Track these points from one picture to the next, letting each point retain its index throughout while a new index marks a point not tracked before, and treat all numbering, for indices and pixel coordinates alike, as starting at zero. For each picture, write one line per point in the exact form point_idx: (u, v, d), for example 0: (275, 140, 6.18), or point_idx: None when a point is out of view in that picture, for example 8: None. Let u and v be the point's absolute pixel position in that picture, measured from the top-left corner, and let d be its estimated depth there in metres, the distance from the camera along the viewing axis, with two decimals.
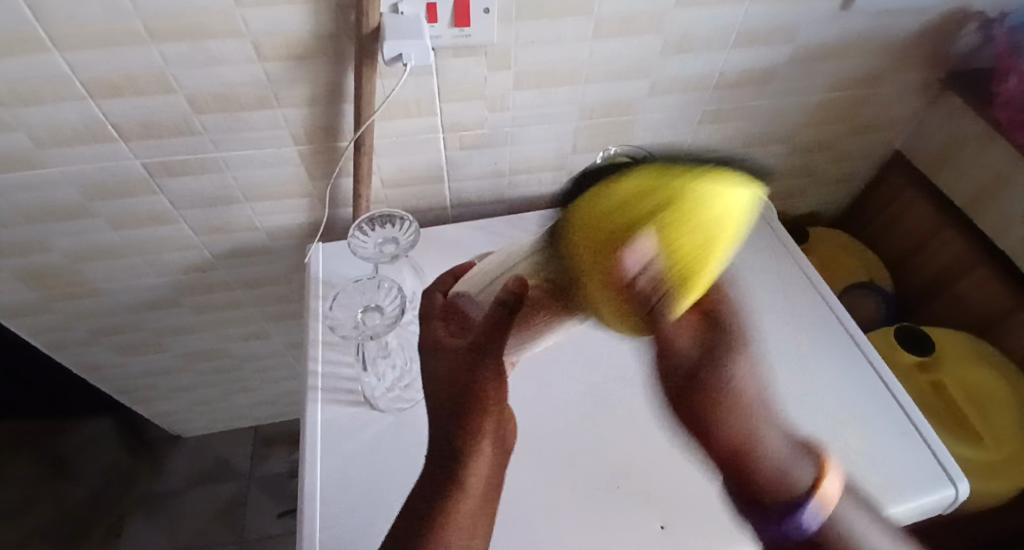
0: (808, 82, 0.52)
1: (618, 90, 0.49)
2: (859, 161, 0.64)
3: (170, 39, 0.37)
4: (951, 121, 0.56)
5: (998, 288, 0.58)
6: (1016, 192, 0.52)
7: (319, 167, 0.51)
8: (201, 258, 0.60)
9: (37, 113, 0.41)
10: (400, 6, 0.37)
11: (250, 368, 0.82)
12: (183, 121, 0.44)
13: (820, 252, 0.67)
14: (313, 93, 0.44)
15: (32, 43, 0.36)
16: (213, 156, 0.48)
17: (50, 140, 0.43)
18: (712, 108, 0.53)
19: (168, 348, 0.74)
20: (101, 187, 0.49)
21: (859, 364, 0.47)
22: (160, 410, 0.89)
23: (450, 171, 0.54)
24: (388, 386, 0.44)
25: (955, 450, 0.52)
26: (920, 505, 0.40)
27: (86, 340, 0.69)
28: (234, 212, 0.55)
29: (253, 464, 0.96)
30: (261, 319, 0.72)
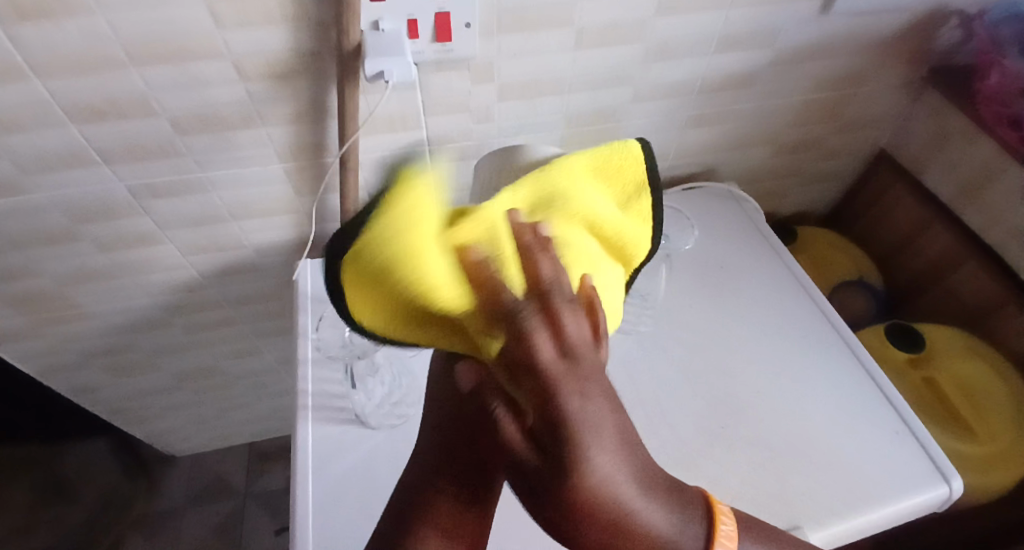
0: (789, 84, 0.72)
1: (610, 57, 0.61)
2: (846, 158, 0.90)
3: (230, 28, 0.50)
4: (933, 115, 0.79)
5: (989, 279, 0.78)
6: (1000, 184, 0.72)
7: (307, 105, 0.59)
8: (219, 210, 0.71)
9: (227, 174, 0.66)
10: (380, 24, 0.50)
11: (233, 371, 1.09)
12: (226, 82, 0.55)
13: (810, 250, 0.93)
14: (300, 55, 0.54)
15: (89, 17, 0.47)
16: (242, 95, 0.57)
17: (224, 186, 0.68)
18: (696, 113, 0.72)
19: (161, 368, 1.03)
20: (227, 154, 0.63)
21: (860, 384, 0.64)
22: (158, 428, 1.23)
23: (424, 93, 0.59)
24: (379, 402, 0.59)
25: (954, 444, 0.72)
26: (926, 500, 0.56)
27: (167, 318, 0.91)
28: (268, 132, 0.62)
29: (251, 482, 1.34)
30: (257, 286, 0.87)
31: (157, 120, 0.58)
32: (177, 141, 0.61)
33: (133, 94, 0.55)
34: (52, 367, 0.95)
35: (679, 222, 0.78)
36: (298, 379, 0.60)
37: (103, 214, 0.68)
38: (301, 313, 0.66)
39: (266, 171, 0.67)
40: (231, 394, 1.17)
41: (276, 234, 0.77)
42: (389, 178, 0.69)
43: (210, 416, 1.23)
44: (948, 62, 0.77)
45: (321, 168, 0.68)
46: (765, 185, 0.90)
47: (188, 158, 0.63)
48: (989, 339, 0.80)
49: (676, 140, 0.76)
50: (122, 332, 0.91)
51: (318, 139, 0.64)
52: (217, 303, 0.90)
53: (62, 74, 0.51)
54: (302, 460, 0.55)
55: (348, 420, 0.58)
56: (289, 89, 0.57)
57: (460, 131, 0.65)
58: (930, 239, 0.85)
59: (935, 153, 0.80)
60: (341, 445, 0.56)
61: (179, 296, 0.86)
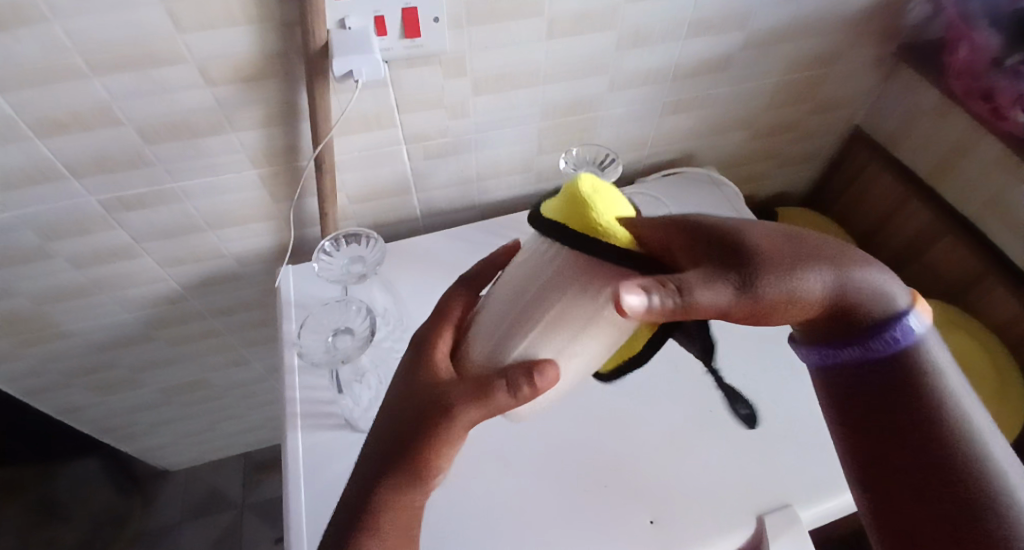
0: (763, 66, 0.73)
1: (584, 45, 0.60)
2: (822, 137, 0.90)
3: (192, 32, 0.49)
4: (907, 91, 0.80)
5: (966, 251, 0.79)
6: (974, 156, 0.73)
7: (278, 108, 0.58)
8: (195, 219, 0.70)
9: (201, 182, 0.65)
10: (346, 22, 0.49)
11: (220, 382, 1.08)
12: (192, 87, 0.54)
13: (792, 232, 0.94)
14: (267, 57, 0.53)
15: (44, 25, 0.45)
16: (210, 101, 0.56)
17: (199, 194, 0.66)
18: (673, 99, 0.72)
19: (147, 383, 1.02)
20: (198, 161, 0.62)
21: None
22: (147, 445, 1.21)
23: (397, 91, 0.58)
24: (365, 406, 0.57)
25: None
26: None
27: (149, 333, 0.90)
28: (240, 138, 0.61)
29: (246, 493, 1.32)
30: (239, 296, 0.86)
31: (123, 130, 0.56)
32: (146, 150, 0.59)
33: (97, 105, 0.53)
34: (34, 388, 0.93)
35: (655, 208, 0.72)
36: (284, 386, 0.59)
37: (74, 230, 0.66)
38: (282, 320, 0.64)
39: (240, 178, 0.65)
40: (220, 406, 1.15)
41: (255, 241, 0.76)
42: (366, 178, 0.68)
43: (200, 429, 1.22)
44: (919, 36, 0.77)
45: (296, 171, 0.67)
46: (745, 168, 0.90)
47: (158, 168, 0.62)
48: (970, 309, 0.81)
49: (654, 127, 0.76)
50: (105, 349, 0.90)
51: (291, 142, 0.63)
52: (200, 314, 0.88)
53: (21, 87, 0.49)
54: (292, 466, 0.54)
55: (337, 426, 0.57)
56: (259, 92, 0.56)
57: (436, 128, 0.64)
58: (908, 215, 0.86)
59: (909, 128, 0.81)
60: (330, 450, 0.55)
61: (160, 309, 0.85)
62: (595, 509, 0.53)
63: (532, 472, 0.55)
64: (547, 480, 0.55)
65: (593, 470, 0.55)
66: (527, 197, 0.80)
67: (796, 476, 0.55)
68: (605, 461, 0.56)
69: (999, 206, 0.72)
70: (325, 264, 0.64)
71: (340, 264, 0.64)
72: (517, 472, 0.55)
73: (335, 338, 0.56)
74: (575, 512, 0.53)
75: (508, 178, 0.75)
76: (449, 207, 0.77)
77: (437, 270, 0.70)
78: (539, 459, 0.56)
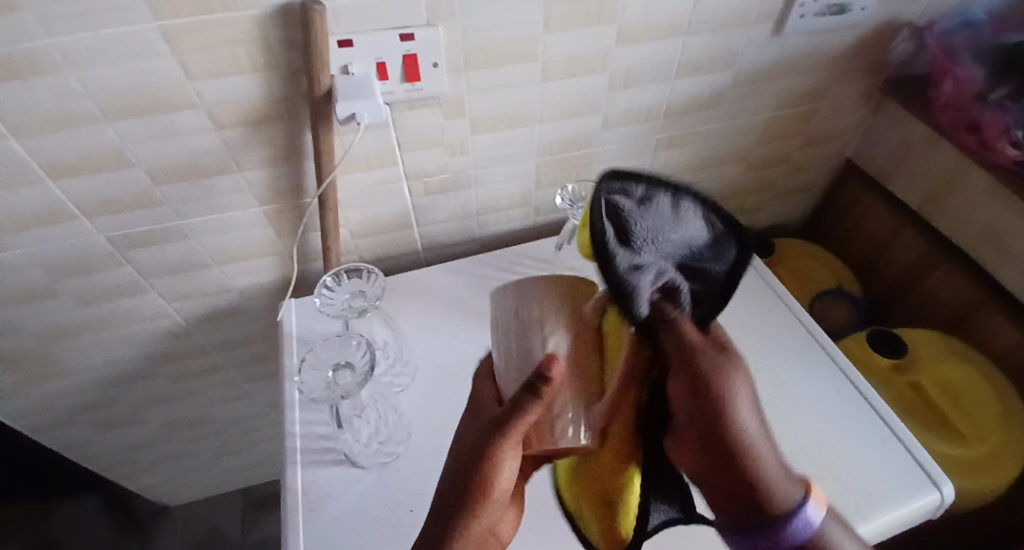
0: (754, 102, 0.75)
1: (578, 86, 0.63)
2: (814, 170, 0.92)
3: (204, 79, 0.51)
4: (895, 123, 0.82)
5: (963, 279, 0.80)
6: (964, 186, 0.75)
7: (285, 147, 0.60)
8: (199, 256, 0.71)
9: (208, 220, 0.67)
10: (350, 68, 0.51)
11: (221, 417, 1.07)
12: (201, 130, 0.56)
13: (789, 263, 0.95)
14: (274, 101, 0.55)
15: (60, 74, 0.48)
16: (218, 143, 0.58)
17: (204, 232, 0.68)
18: (667, 135, 0.74)
19: (148, 419, 1.01)
20: (204, 200, 0.64)
21: (846, 391, 0.64)
22: (146, 482, 1.20)
23: (398, 131, 0.60)
24: (362, 443, 0.56)
25: (948, 450, 0.71)
26: (918, 505, 0.55)
27: (152, 369, 0.90)
28: (247, 178, 0.63)
29: (245, 532, 1.30)
30: (242, 331, 0.87)
31: (134, 172, 0.58)
32: (155, 191, 0.61)
33: (110, 148, 0.55)
34: (34, 424, 0.93)
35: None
36: (284, 422, 0.60)
37: (82, 267, 0.68)
38: (285, 355, 0.65)
39: (245, 216, 0.67)
40: (220, 441, 1.15)
41: (258, 276, 0.77)
42: (369, 213, 0.70)
43: (200, 465, 1.20)
44: (904, 72, 0.80)
45: (300, 209, 0.68)
46: (741, 199, 0.92)
47: (166, 207, 0.64)
48: (972, 337, 0.81)
49: (649, 162, 0.78)
50: (108, 385, 0.90)
51: (296, 181, 0.64)
52: (203, 349, 0.89)
53: (39, 133, 0.52)
54: (289, 505, 0.54)
55: (335, 463, 0.57)
56: (266, 133, 0.58)
57: (435, 166, 0.66)
58: (904, 244, 0.87)
59: (900, 160, 0.83)
60: (327, 488, 0.55)
61: (164, 345, 0.86)
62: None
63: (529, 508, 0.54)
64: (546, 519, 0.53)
65: None
66: (526, 231, 0.82)
67: None
68: None
69: (993, 234, 0.73)
70: (327, 299, 0.64)
71: (342, 300, 0.64)
72: None
73: (335, 373, 0.55)
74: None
75: (507, 213, 0.77)
76: (451, 241, 0.79)
77: (436, 303, 0.71)
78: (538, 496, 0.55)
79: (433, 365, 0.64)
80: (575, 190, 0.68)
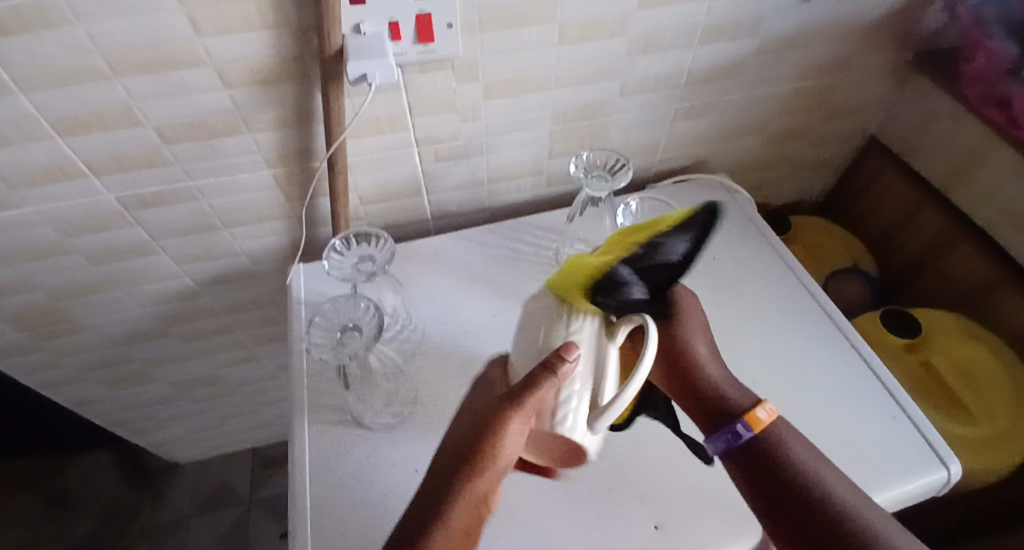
0: (776, 73, 0.72)
1: (595, 51, 0.61)
2: (834, 145, 0.90)
3: (213, 35, 0.50)
4: (922, 98, 0.79)
5: (981, 261, 0.78)
6: (990, 165, 0.72)
7: (295, 108, 0.59)
8: (209, 218, 0.71)
9: (217, 181, 0.66)
10: (361, 27, 0.50)
11: (231, 378, 1.09)
12: (211, 89, 0.55)
13: (804, 239, 0.94)
14: (283, 59, 0.54)
15: (67, 26, 0.47)
16: (227, 102, 0.57)
17: (213, 193, 0.67)
18: (685, 105, 0.72)
19: (160, 377, 1.03)
20: (213, 160, 0.63)
21: (857, 368, 0.64)
22: (158, 438, 1.23)
23: (410, 94, 0.59)
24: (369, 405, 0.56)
25: (954, 430, 0.72)
26: (925, 483, 0.56)
27: (162, 330, 0.91)
28: (257, 139, 0.62)
29: (255, 490, 1.34)
30: (251, 294, 0.88)
31: (143, 131, 0.58)
32: (164, 150, 0.61)
33: (118, 104, 0.54)
34: (50, 380, 0.95)
35: (663, 215, 0.67)
36: (294, 384, 0.60)
37: (92, 225, 0.68)
38: (295, 318, 0.65)
39: (254, 177, 0.67)
40: (230, 401, 1.17)
41: (267, 240, 0.77)
42: (379, 179, 0.69)
43: (210, 423, 1.23)
44: (935, 44, 0.77)
45: (310, 174, 0.68)
46: (756, 174, 0.90)
47: (176, 167, 0.63)
48: (986, 320, 0.80)
49: (665, 133, 0.76)
50: (121, 343, 0.91)
51: (306, 143, 0.64)
52: (213, 311, 0.90)
53: (46, 87, 0.51)
54: (299, 462, 0.55)
55: (344, 424, 0.58)
56: (276, 93, 0.57)
57: (446, 132, 0.65)
58: (923, 223, 0.85)
59: (924, 137, 0.80)
60: (336, 449, 0.56)
61: (174, 305, 0.86)
62: (600, 508, 0.53)
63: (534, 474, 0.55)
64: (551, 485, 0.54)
65: (599, 476, 0.55)
66: (537, 200, 0.81)
67: None
68: (611, 467, 0.55)
69: (1016, 216, 0.71)
70: (336, 262, 0.64)
71: (350, 264, 0.64)
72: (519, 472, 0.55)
73: (343, 334, 0.55)
74: (578, 511, 0.52)
75: (518, 182, 0.76)
76: (460, 209, 0.78)
77: (446, 271, 0.70)
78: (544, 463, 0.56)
79: (443, 332, 0.65)
80: (588, 158, 0.67)
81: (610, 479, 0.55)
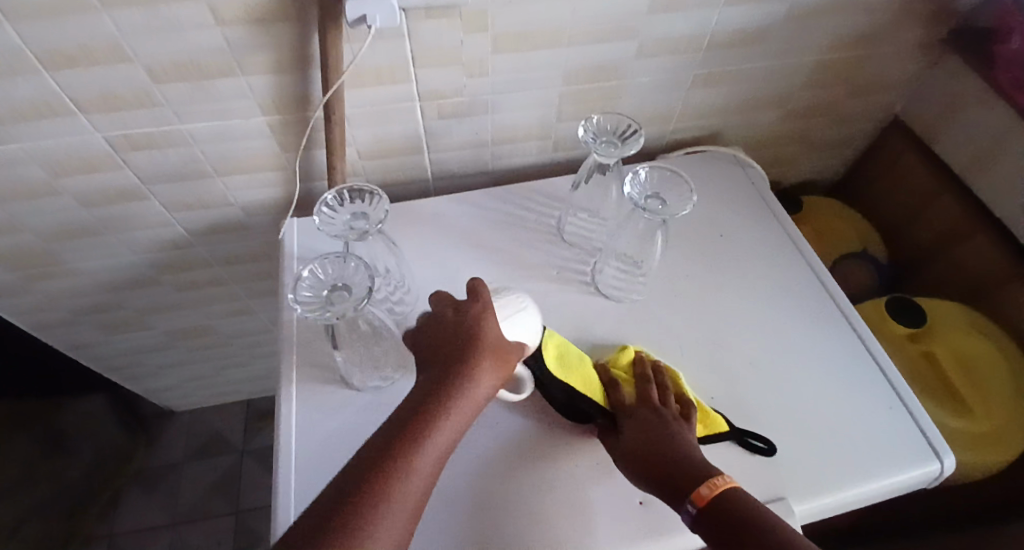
0: (802, 43, 0.68)
1: (612, 7, 0.57)
2: (855, 125, 0.86)
3: None
4: (952, 79, 0.75)
5: (995, 253, 0.76)
6: (1016, 154, 0.69)
7: (291, 52, 0.56)
8: (202, 165, 0.69)
9: (209, 127, 0.63)
10: None
11: (225, 330, 1.09)
12: (203, 27, 0.52)
13: (814, 221, 0.91)
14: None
15: None
16: (219, 41, 0.54)
17: (206, 139, 0.65)
18: (703, 72, 0.69)
19: (154, 326, 1.03)
20: (206, 104, 0.60)
21: (858, 354, 0.63)
22: (153, 385, 1.24)
23: (413, 43, 0.56)
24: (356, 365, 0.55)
25: (949, 422, 0.71)
26: (917, 475, 0.55)
27: (155, 278, 0.90)
28: (251, 83, 0.59)
29: (248, 440, 1.36)
30: (245, 247, 0.86)
31: (132, 68, 0.55)
32: (154, 90, 0.58)
33: (105, 38, 0.51)
34: (43, 322, 0.95)
35: (677, 187, 0.62)
36: (284, 339, 0.59)
37: (81, 167, 0.66)
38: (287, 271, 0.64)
39: (248, 124, 0.64)
40: (224, 352, 1.17)
41: (262, 191, 0.75)
42: (378, 133, 0.66)
43: (205, 373, 1.24)
44: (973, 22, 0.72)
45: (306, 124, 0.65)
46: (771, 150, 0.87)
47: (167, 109, 0.60)
48: (994, 315, 0.78)
49: (679, 101, 0.72)
50: (113, 289, 0.90)
51: (302, 90, 0.61)
52: (207, 261, 0.88)
53: (27, 16, 0.48)
54: (285, 419, 0.54)
55: (332, 383, 0.57)
56: (271, 34, 0.54)
57: (451, 86, 0.62)
58: (939, 212, 0.83)
59: (951, 122, 0.77)
60: (324, 407, 0.55)
61: (167, 254, 0.85)
62: (585, 481, 0.52)
63: (523, 444, 0.54)
64: (539, 455, 0.54)
65: (587, 448, 0.54)
66: (542, 165, 0.78)
67: (794, 469, 0.54)
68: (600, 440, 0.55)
69: None
70: (327, 218, 0.60)
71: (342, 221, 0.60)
72: (507, 439, 0.54)
73: (332, 292, 0.53)
74: (564, 482, 0.52)
75: (524, 145, 0.73)
76: (462, 170, 0.75)
77: (444, 233, 0.68)
78: (533, 433, 0.55)
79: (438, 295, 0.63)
80: (598, 122, 0.63)
81: (598, 452, 0.54)
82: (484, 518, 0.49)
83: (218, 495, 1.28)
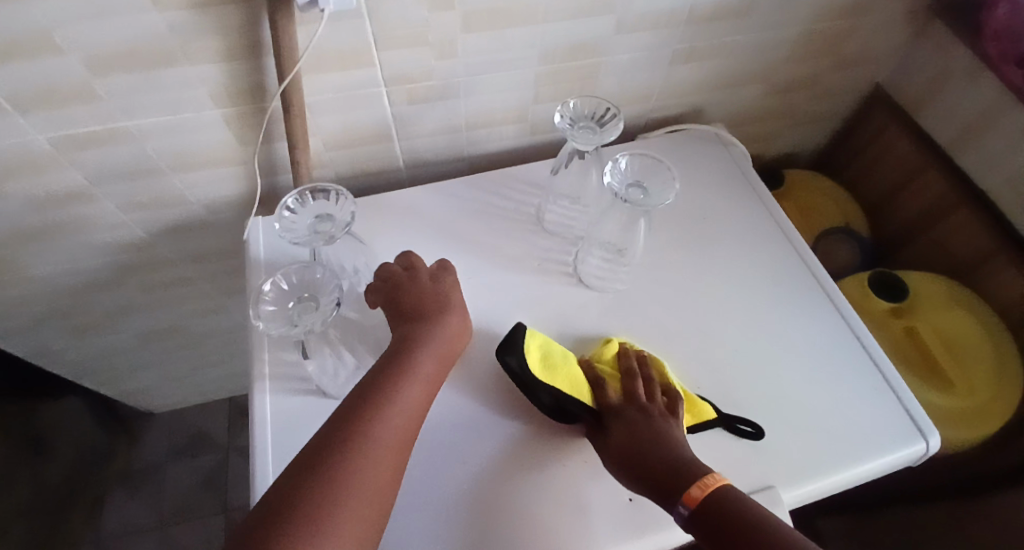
0: (787, 14, 0.65)
1: None
2: (839, 97, 0.84)
3: None
4: (938, 48, 0.73)
5: (979, 226, 0.75)
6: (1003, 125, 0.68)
7: (241, 38, 0.51)
8: (156, 162, 0.64)
9: (161, 122, 0.59)
10: None
11: (198, 329, 1.05)
12: (141, 13, 0.47)
13: (797, 197, 0.90)
14: None
15: None
16: (162, 28, 0.49)
17: (158, 134, 0.60)
18: (685, 47, 0.66)
19: (122, 328, 0.98)
20: (154, 97, 0.56)
21: (843, 336, 0.62)
22: (128, 388, 1.20)
23: (375, 25, 0.51)
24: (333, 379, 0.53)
25: (933, 399, 0.71)
26: (902, 456, 0.55)
27: (118, 280, 0.85)
28: (201, 73, 0.54)
29: (231, 437, 1.33)
30: (211, 245, 0.82)
31: (66, 61, 0.50)
32: (95, 84, 0.53)
33: (30, 29, 0.46)
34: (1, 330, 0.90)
35: (657, 173, 0.59)
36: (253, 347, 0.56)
37: (23, 169, 0.61)
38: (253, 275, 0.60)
39: (202, 118, 0.59)
40: (199, 351, 1.13)
41: (224, 187, 0.71)
42: (344, 122, 0.62)
43: (181, 373, 1.20)
44: None
45: (264, 115, 0.61)
46: (756, 124, 0.84)
47: (111, 104, 0.55)
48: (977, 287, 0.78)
49: (661, 78, 0.69)
50: (73, 293, 0.85)
51: (257, 79, 0.56)
52: (171, 261, 0.84)
53: None
54: (257, 432, 0.52)
55: (307, 390, 0.54)
56: (219, 19, 0.49)
57: (418, 70, 0.58)
58: (922, 184, 0.82)
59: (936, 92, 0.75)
60: (298, 417, 0.53)
61: (129, 255, 0.80)
62: (573, 479, 0.51)
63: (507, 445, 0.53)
64: (525, 457, 0.52)
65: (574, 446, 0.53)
66: (520, 149, 0.74)
67: (783, 457, 0.53)
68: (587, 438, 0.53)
69: None
70: (288, 223, 0.57)
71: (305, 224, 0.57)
72: (491, 443, 0.53)
73: (298, 306, 0.50)
74: (551, 482, 0.51)
75: (501, 128, 0.69)
76: (436, 157, 0.72)
77: (419, 226, 0.65)
78: (518, 434, 0.53)
79: None
80: (576, 106, 0.60)
81: (585, 451, 0.53)
82: (470, 525, 0.48)
83: (204, 493, 1.26)
